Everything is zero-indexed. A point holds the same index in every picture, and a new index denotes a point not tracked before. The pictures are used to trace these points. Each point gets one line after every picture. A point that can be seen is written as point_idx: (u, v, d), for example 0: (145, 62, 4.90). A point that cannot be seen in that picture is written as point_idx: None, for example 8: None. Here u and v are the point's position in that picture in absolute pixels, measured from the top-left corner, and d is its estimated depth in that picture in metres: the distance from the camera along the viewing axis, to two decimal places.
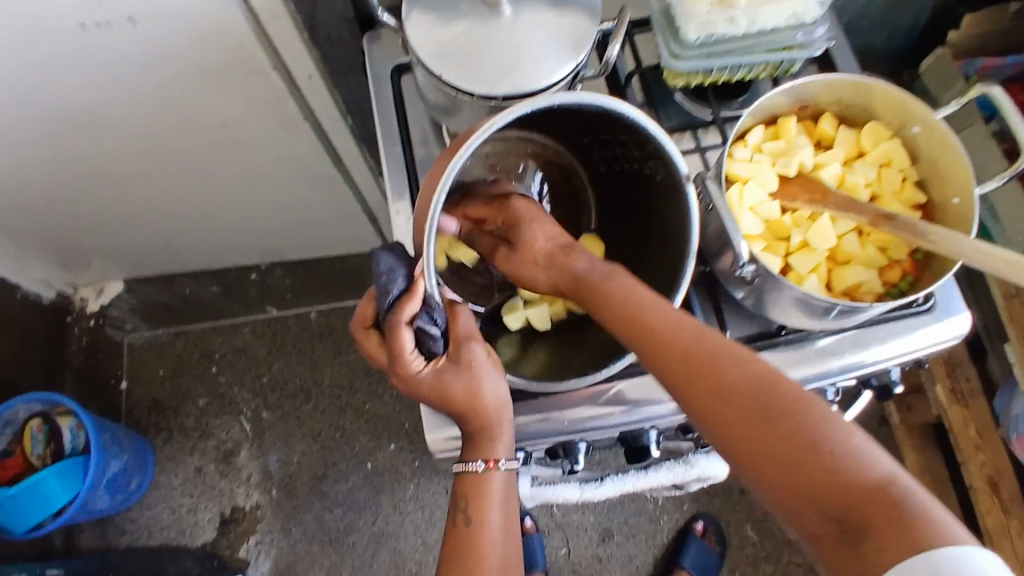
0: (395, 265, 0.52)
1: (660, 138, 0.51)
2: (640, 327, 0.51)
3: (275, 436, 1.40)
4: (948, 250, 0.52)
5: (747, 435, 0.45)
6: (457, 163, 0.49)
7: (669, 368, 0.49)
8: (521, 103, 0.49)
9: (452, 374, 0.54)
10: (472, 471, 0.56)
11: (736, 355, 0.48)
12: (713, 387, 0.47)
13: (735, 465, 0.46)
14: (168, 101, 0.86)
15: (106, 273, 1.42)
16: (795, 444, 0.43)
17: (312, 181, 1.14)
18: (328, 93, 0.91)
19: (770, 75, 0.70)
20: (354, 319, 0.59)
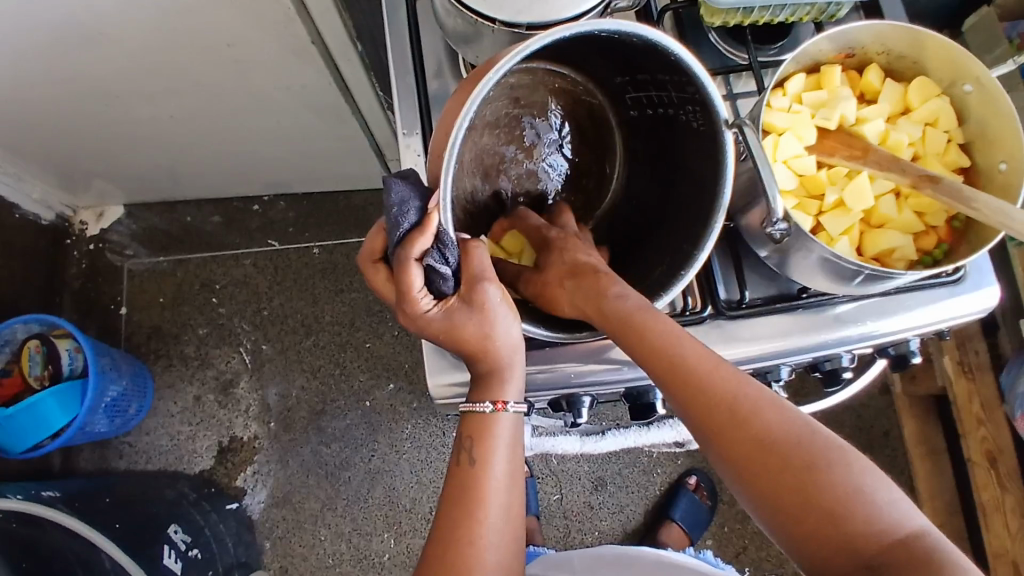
0: (408, 196, 0.49)
1: (702, 79, 0.47)
2: (679, 368, 0.50)
3: (275, 369, 1.40)
4: (991, 219, 0.48)
5: (781, 490, 0.47)
6: (484, 87, 0.45)
7: (704, 417, 0.49)
8: (558, 28, 0.45)
9: (463, 314, 0.52)
10: (478, 410, 0.54)
11: (769, 407, 0.49)
12: (747, 441, 0.48)
13: (766, 509, 0.48)
14: (170, 16, 0.80)
15: (106, 196, 1.39)
16: (829, 500, 0.45)
17: (319, 111, 1.09)
18: (337, 17, 0.86)
19: (814, 19, 0.65)
20: (361, 252, 0.56)
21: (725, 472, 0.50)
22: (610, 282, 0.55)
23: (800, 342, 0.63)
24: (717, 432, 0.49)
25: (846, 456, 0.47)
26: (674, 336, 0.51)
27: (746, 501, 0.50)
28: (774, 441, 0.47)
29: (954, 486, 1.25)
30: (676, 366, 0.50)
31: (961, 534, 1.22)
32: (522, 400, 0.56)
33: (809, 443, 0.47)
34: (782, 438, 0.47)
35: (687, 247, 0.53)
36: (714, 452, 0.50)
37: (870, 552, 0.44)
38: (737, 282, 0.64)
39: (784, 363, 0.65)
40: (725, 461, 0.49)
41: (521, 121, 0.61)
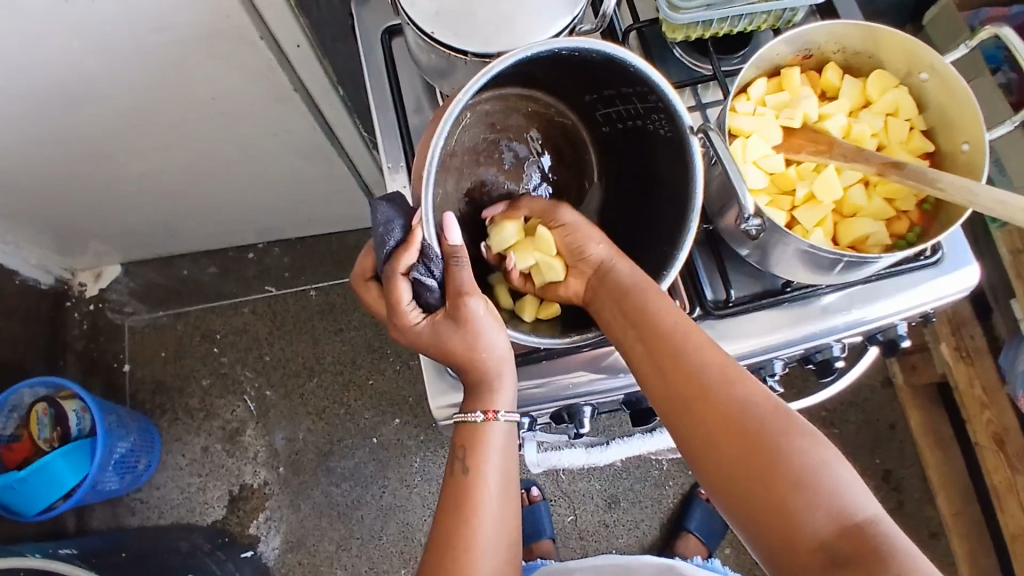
0: (392, 217, 0.52)
1: (660, 85, 0.50)
2: (666, 348, 0.53)
3: (279, 414, 1.40)
4: (957, 198, 0.50)
5: (742, 468, 0.49)
6: (456, 105, 0.49)
7: (681, 390, 0.51)
8: (517, 49, 0.49)
9: (449, 328, 0.53)
10: (471, 421, 0.56)
11: (741, 386, 0.51)
12: (715, 418, 0.50)
13: (724, 487, 0.50)
14: (156, 73, 0.84)
15: (103, 257, 1.41)
16: (785, 481, 0.47)
17: (306, 156, 1.12)
18: (317, 63, 0.90)
19: (772, 27, 0.68)
20: (354, 272, 0.58)
21: (687, 447, 0.52)
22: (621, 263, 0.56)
23: (789, 334, 0.65)
24: (687, 404, 0.51)
25: (812, 442, 0.49)
26: (664, 314, 0.53)
27: (703, 479, 0.52)
28: (742, 420, 0.50)
29: (964, 473, 1.25)
30: (657, 343, 0.53)
31: (978, 518, 1.23)
32: (514, 409, 0.57)
33: (776, 425, 0.49)
34: (750, 418, 0.49)
35: (668, 251, 0.55)
36: (679, 426, 0.52)
37: (815, 532, 0.46)
38: (722, 281, 0.66)
39: (777, 357, 0.67)
40: (688, 435, 0.51)
41: (499, 146, 0.64)
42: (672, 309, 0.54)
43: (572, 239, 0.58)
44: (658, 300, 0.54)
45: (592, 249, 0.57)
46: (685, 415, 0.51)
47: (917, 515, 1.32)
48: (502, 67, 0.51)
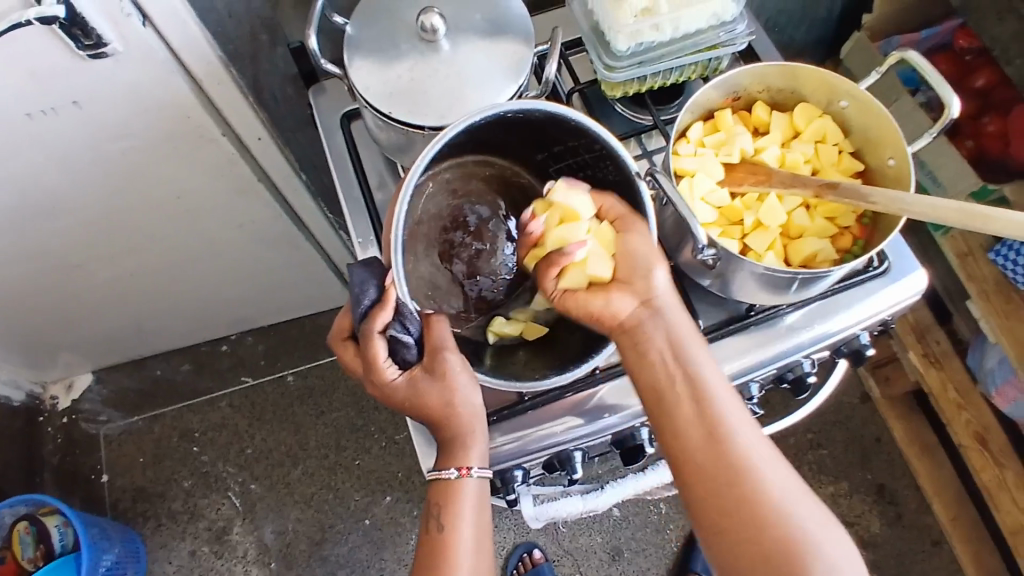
0: (366, 278, 0.53)
1: (601, 134, 0.55)
2: (710, 417, 0.54)
3: (267, 507, 1.37)
4: (891, 208, 0.55)
5: (766, 547, 0.51)
6: (418, 168, 0.53)
7: (720, 460, 0.53)
8: (467, 115, 0.54)
9: (426, 383, 0.54)
10: (444, 478, 0.56)
11: (768, 455, 0.54)
12: (749, 491, 0.52)
13: (742, 564, 0.51)
14: (123, 178, 0.87)
15: (74, 367, 1.40)
16: (806, 563, 0.50)
17: (274, 244, 1.14)
18: (278, 151, 0.94)
19: (701, 75, 0.75)
20: (331, 333, 0.60)
21: (702, 504, 0.53)
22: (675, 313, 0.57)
23: (759, 356, 0.68)
24: (718, 463, 0.53)
25: (830, 532, 0.52)
26: (709, 381, 0.55)
27: (710, 539, 0.53)
28: (772, 495, 0.52)
29: (954, 478, 1.28)
30: (700, 405, 0.54)
31: (975, 521, 1.25)
32: (486, 466, 0.57)
33: (795, 501, 0.52)
34: (775, 491, 0.52)
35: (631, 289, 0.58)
36: (702, 482, 0.53)
37: None
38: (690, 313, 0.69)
39: (752, 379, 0.69)
40: (713, 499, 0.53)
41: (462, 210, 0.66)
42: (712, 368, 0.56)
43: (638, 261, 0.57)
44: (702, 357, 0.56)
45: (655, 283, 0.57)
46: (713, 473, 0.53)
47: (917, 526, 1.33)
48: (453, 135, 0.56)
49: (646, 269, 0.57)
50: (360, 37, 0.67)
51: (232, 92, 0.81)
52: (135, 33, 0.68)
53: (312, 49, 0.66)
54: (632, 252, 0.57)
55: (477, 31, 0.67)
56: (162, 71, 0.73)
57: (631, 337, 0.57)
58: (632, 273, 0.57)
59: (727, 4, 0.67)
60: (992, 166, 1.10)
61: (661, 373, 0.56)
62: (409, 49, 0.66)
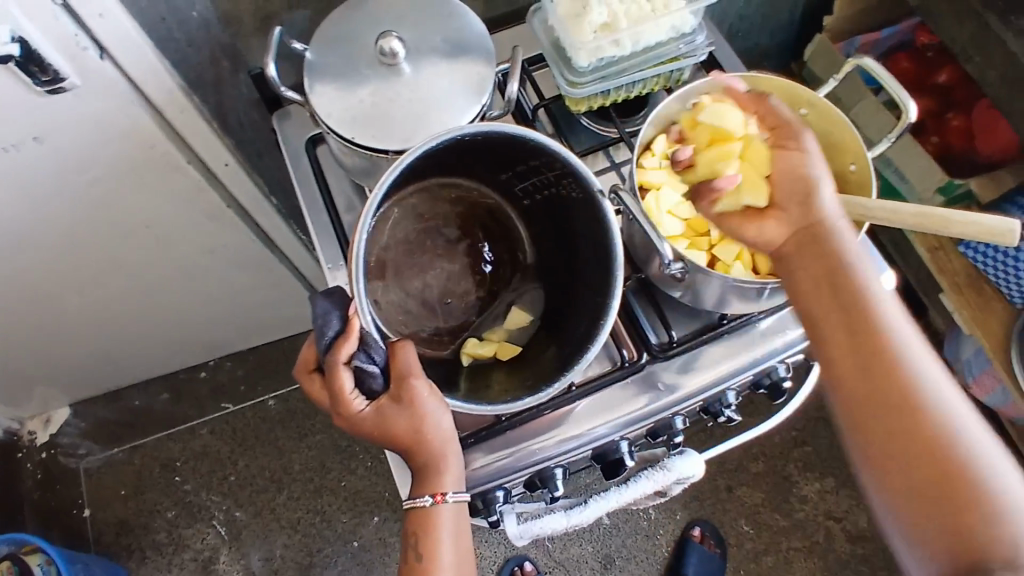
0: (330, 309, 0.53)
1: (559, 151, 0.56)
2: (870, 335, 0.49)
3: (253, 534, 1.35)
4: (853, 214, 0.55)
5: (929, 479, 0.46)
6: (376, 196, 0.53)
7: (881, 377, 0.48)
8: (425, 139, 0.54)
9: (394, 412, 0.54)
10: (420, 505, 0.56)
11: (940, 377, 0.48)
12: (916, 416, 0.47)
13: (899, 493, 0.47)
14: (89, 211, 0.85)
15: (50, 401, 1.37)
16: (974, 502, 0.44)
17: (248, 268, 1.13)
18: (246, 176, 0.93)
19: (664, 86, 0.75)
20: (296, 365, 0.59)
21: (859, 432, 0.49)
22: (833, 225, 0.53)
23: (733, 365, 0.68)
24: (881, 386, 0.48)
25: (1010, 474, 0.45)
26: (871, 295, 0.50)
27: (865, 468, 0.49)
28: (943, 423, 0.46)
29: None
30: (859, 322, 0.49)
31: None
32: (462, 489, 0.57)
33: (972, 431, 0.46)
34: (951, 422, 0.46)
35: (598, 306, 0.58)
36: (863, 406, 0.48)
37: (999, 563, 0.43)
38: (662, 324, 0.70)
39: (728, 388, 0.70)
40: (872, 420, 0.48)
41: (430, 234, 0.66)
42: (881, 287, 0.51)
43: (797, 176, 0.55)
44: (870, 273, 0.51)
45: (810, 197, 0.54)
46: (872, 392, 0.48)
47: None
48: (411, 161, 0.56)
49: (804, 180, 0.55)
50: (320, 63, 0.66)
51: (196, 119, 0.80)
52: (94, 66, 0.67)
53: (272, 77, 0.66)
54: (785, 165, 0.56)
55: (437, 52, 0.66)
56: (122, 103, 0.72)
57: (796, 252, 0.53)
58: (795, 186, 0.55)
59: (685, 17, 0.67)
60: (957, 161, 1.13)
61: (824, 289, 0.51)
62: (370, 73, 0.65)
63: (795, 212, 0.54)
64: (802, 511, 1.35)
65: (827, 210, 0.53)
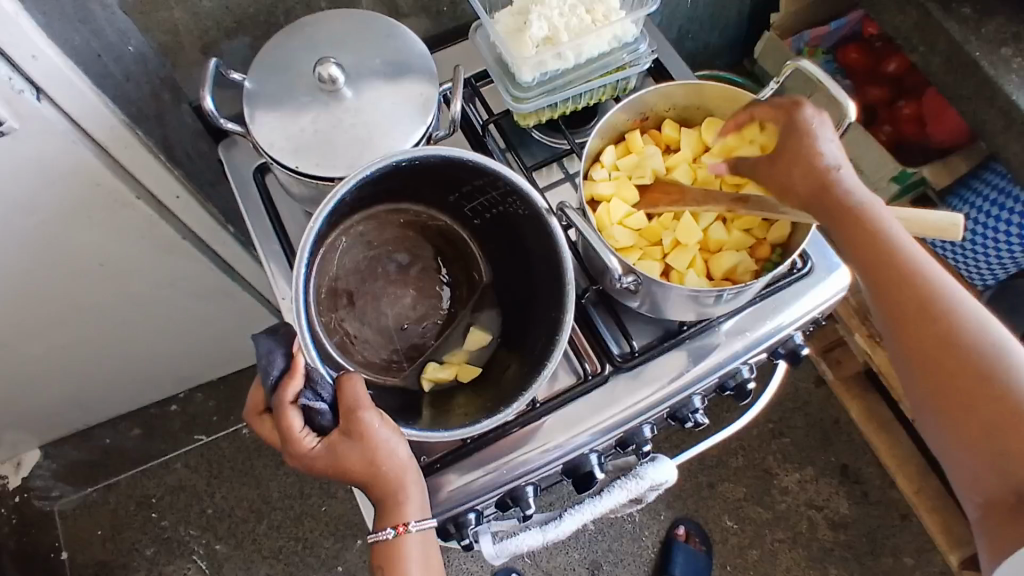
0: (273, 347, 0.54)
1: (498, 170, 0.55)
2: (892, 272, 0.51)
3: (235, 566, 1.33)
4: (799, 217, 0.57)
5: (959, 399, 0.49)
6: (311, 232, 0.53)
7: (903, 311, 0.51)
8: (358, 169, 0.54)
9: (345, 446, 0.53)
10: (383, 538, 0.55)
11: (967, 300, 0.50)
12: (944, 341, 0.50)
13: (934, 411, 0.51)
14: (39, 254, 0.83)
15: (18, 446, 1.34)
16: (1006, 414, 0.47)
17: (210, 298, 1.11)
18: (199, 207, 0.91)
19: (612, 95, 0.75)
20: (246, 409, 0.58)
21: (920, 382, 0.51)
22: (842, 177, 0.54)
23: (697, 371, 0.68)
24: (928, 339, 0.50)
25: None
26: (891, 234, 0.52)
27: (929, 416, 0.52)
28: (974, 344, 0.49)
29: (911, 450, 1.31)
30: (880, 263, 0.51)
31: (937, 491, 1.28)
32: (427, 517, 0.56)
33: (1004, 351, 0.49)
34: (1003, 364, 0.48)
35: (552, 323, 0.58)
36: (915, 360, 0.51)
37: None
38: (623, 334, 0.69)
39: (694, 393, 0.70)
40: (902, 348, 0.52)
41: (381, 260, 0.66)
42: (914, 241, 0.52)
43: (790, 146, 0.56)
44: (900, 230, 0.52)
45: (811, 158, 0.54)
46: (900, 323, 0.51)
47: (883, 502, 1.36)
48: (347, 191, 0.56)
49: (814, 158, 0.54)
50: (260, 92, 0.65)
51: (143, 155, 0.78)
52: (30, 108, 0.66)
53: (209, 110, 0.65)
54: (786, 143, 0.56)
55: (377, 75, 0.66)
56: (65, 144, 0.71)
57: (824, 222, 0.54)
58: (803, 168, 0.55)
59: (626, 26, 0.67)
60: (910, 149, 1.14)
61: (859, 255, 0.52)
62: (311, 101, 0.64)
63: (806, 191, 0.55)
64: (784, 502, 1.36)
65: (846, 178, 0.54)
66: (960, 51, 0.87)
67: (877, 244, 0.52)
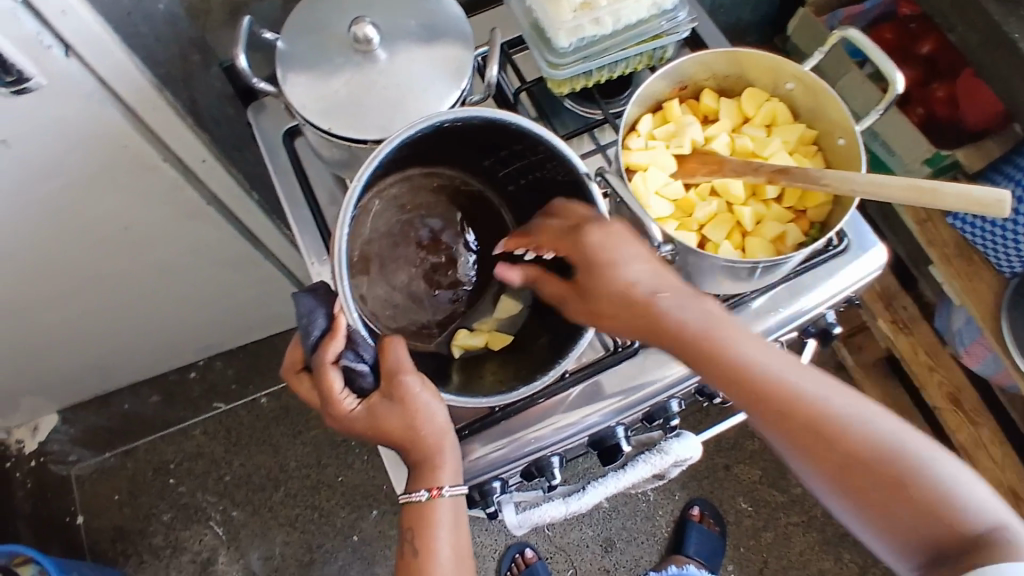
0: (314, 307, 0.53)
1: (543, 135, 0.54)
2: (745, 384, 0.52)
3: (251, 533, 1.34)
4: (840, 189, 0.54)
5: (852, 483, 0.51)
6: (353, 193, 0.52)
7: (772, 418, 0.52)
8: (400, 131, 0.53)
9: (386, 409, 0.53)
10: (415, 500, 0.55)
11: (824, 389, 0.53)
12: (819, 436, 0.52)
13: (834, 497, 0.53)
14: (64, 217, 0.83)
15: (38, 410, 1.36)
16: (893, 487, 0.50)
17: (232, 266, 1.11)
18: (225, 172, 0.91)
19: (647, 66, 0.74)
20: (285, 364, 0.58)
21: (813, 475, 0.53)
22: (664, 300, 0.53)
23: None
24: (813, 431, 0.52)
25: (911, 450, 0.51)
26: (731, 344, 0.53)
27: (825, 495, 0.54)
28: (844, 430, 0.51)
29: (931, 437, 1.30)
30: (732, 376, 0.53)
31: None
32: (460, 483, 0.56)
33: (869, 427, 0.52)
34: (870, 443, 0.51)
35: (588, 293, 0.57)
36: (800, 455, 0.52)
37: (939, 537, 0.49)
38: None
39: None
40: (789, 447, 0.53)
41: (413, 225, 0.66)
42: (752, 344, 0.54)
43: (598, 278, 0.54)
44: (733, 338, 0.53)
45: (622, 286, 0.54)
46: (780, 427, 0.52)
47: None
48: (389, 150, 0.55)
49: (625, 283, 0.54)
50: (293, 53, 0.64)
51: (170, 117, 0.78)
52: (58, 65, 0.65)
53: (243, 68, 0.64)
54: (602, 269, 0.54)
55: (411, 37, 0.65)
56: (92, 104, 0.70)
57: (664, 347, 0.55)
58: (623, 296, 0.54)
59: None
60: (943, 131, 1.11)
61: (707, 372, 0.54)
62: (344, 61, 0.63)
63: (632, 323, 0.54)
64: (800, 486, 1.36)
65: (666, 302, 0.53)
66: (997, 31, 0.84)
67: (716, 358, 0.53)
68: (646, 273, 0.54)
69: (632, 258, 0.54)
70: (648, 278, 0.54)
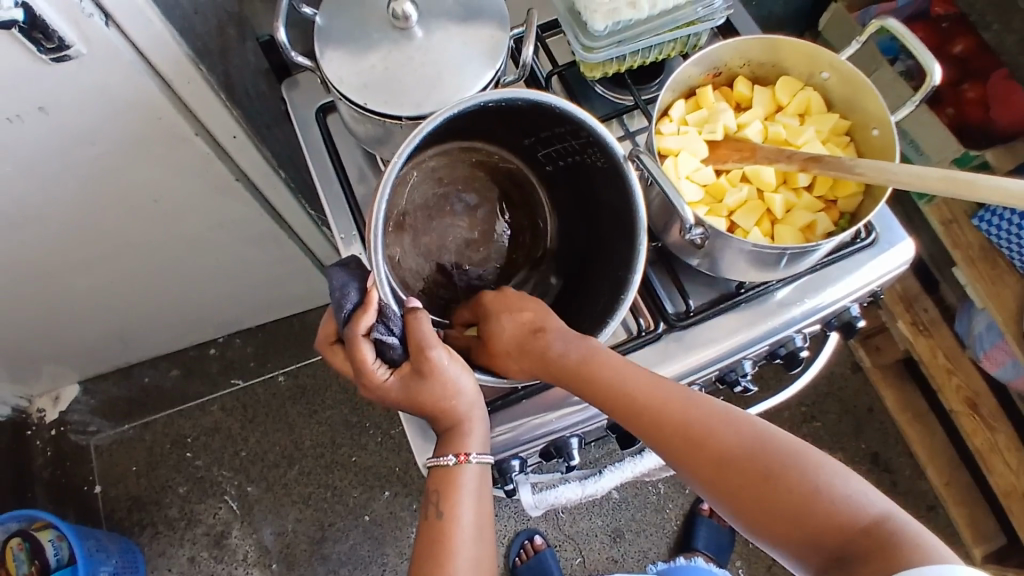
0: (346, 281, 0.54)
1: (586, 121, 0.54)
2: (634, 406, 0.55)
3: (264, 509, 1.36)
4: (878, 178, 0.53)
5: (746, 498, 0.50)
6: (393, 169, 0.51)
7: (664, 441, 0.54)
8: (443, 109, 0.53)
9: (418, 381, 0.55)
10: (443, 464, 0.56)
11: (705, 407, 0.54)
12: (702, 454, 0.52)
13: (737, 516, 0.51)
14: (96, 186, 0.85)
15: (60, 379, 1.38)
16: (781, 497, 0.49)
17: (256, 244, 1.12)
18: (255, 149, 0.92)
19: (681, 53, 0.74)
20: (318, 337, 0.59)
21: (711, 498, 0.52)
22: (546, 336, 0.58)
23: (752, 334, 0.67)
24: (700, 457, 0.52)
25: (797, 454, 0.50)
26: (619, 371, 0.56)
27: (731, 519, 0.52)
28: (725, 446, 0.51)
29: (947, 441, 1.29)
30: (621, 401, 0.55)
31: (968, 484, 1.26)
32: (486, 452, 0.57)
33: (747, 439, 0.51)
34: (749, 452, 0.51)
35: (619, 275, 0.57)
36: (696, 477, 0.52)
37: (841, 544, 0.47)
38: (680, 292, 0.69)
39: (745, 357, 0.69)
40: (687, 471, 0.53)
41: (448, 199, 0.67)
42: (638, 371, 0.56)
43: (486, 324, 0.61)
44: (618, 364, 0.56)
45: (504, 330, 0.60)
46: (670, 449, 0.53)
47: (912, 492, 1.34)
48: (434, 129, 0.54)
49: (511, 323, 0.60)
50: (331, 28, 0.65)
51: (204, 91, 0.78)
52: (98, 33, 0.65)
53: (282, 42, 0.64)
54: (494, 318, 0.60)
55: (449, 16, 0.65)
56: (130, 74, 0.71)
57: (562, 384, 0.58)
58: (511, 338, 0.59)
59: None
60: (971, 133, 1.09)
61: (602, 401, 0.56)
62: (382, 37, 0.64)
63: (525, 361, 0.59)
64: None
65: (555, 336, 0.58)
66: None
67: (605, 384, 0.56)
68: (539, 312, 0.60)
69: (524, 305, 0.61)
70: (531, 321, 0.60)
